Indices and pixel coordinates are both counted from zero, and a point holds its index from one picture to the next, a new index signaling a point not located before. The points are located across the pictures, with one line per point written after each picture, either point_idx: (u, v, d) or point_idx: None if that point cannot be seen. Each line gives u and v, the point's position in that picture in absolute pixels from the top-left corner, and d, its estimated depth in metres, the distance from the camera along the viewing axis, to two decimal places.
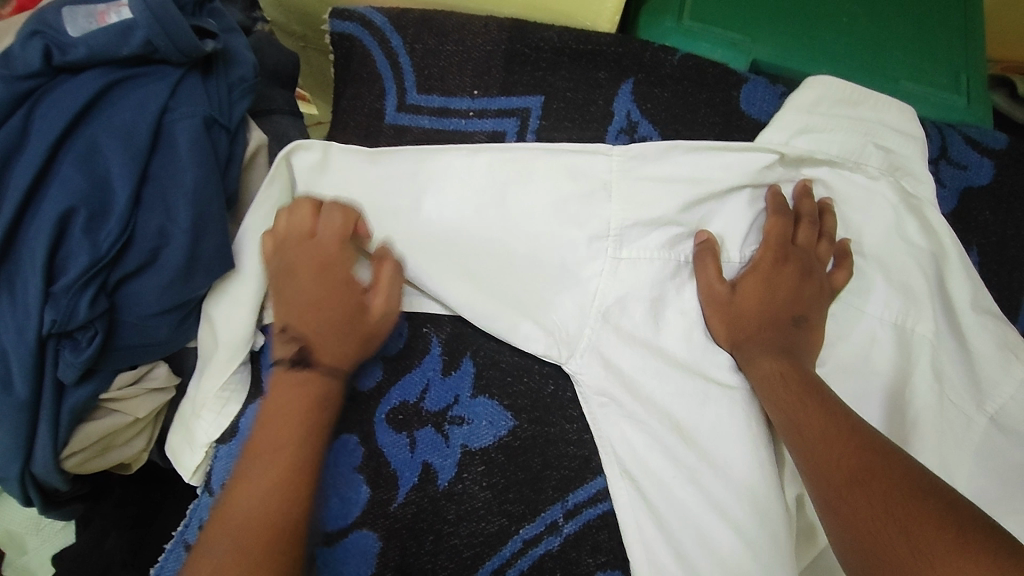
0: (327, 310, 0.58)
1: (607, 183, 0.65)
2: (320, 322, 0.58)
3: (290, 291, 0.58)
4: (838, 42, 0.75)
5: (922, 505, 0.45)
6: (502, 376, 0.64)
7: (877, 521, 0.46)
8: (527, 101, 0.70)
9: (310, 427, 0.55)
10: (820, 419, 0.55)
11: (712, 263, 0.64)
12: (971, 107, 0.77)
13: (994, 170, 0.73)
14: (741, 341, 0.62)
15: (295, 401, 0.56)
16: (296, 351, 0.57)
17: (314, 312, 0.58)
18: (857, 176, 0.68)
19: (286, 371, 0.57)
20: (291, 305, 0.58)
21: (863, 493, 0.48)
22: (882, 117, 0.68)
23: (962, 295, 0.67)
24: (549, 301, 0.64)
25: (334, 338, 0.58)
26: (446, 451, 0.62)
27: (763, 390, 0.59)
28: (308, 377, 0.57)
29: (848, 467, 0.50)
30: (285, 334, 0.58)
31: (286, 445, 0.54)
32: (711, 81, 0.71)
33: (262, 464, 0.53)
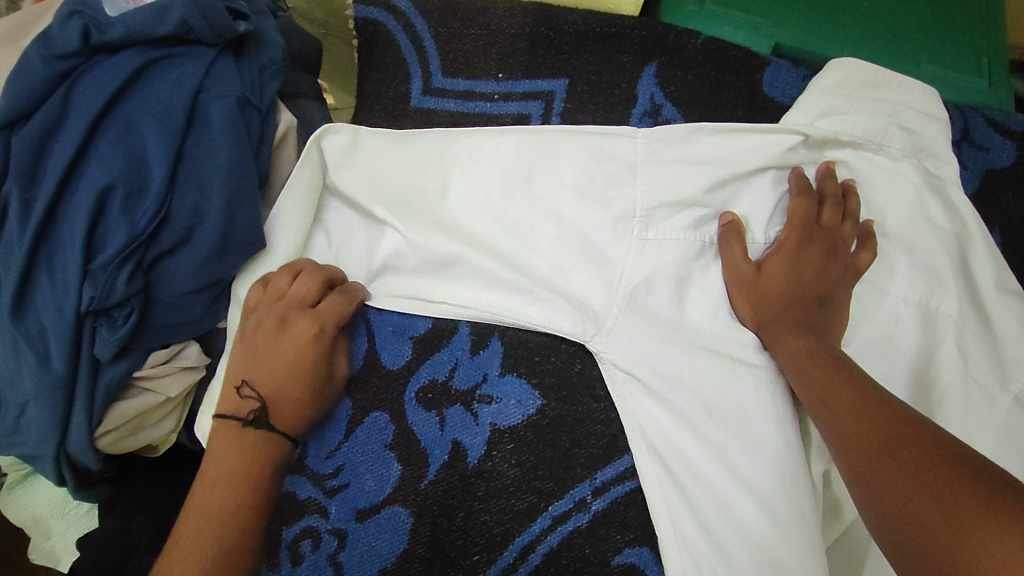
0: (290, 382, 0.58)
1: (633, 165, 0.65)
2: (283, 385, 0.58)
3: (261, 349, 0.59)
4: (861, 25, 0.75)
5: (947, 468, 0.45)
6: (530, 356, 0.64)
7: (905, 489, 0.46)
8: (553, 84, 0.71)
9: (249, 491, 0.55)
10: (846, 393, 0.55)
11: (736, 244, 0.64)
12: (993, 90, 0.77)
13: (1017, 152, 0.73)
14: (766, 320, 0.62)
15: (226, 481, 0.55)
16: (255, 409, 0.57)
17: (278, 376, 0.58)
18: (880, 158, 0.68)
19: (239, 430, 0.57)
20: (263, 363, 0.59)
21: (891, 462, 0.48)
22: (906, 99, 0.68)
23: (985, 274, 0.67)
24: (577, 280, 0.65)
25: (291, 402, 0.59)
26: (476, 429, 0.62)
27: (788, 368, 0.60)
28: (260, 442, 0.57)
29: (877, 439, 0.50)
30: (244, 390, 0.58)
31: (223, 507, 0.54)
32: (734, 64, 0.72)
33: (191, 531, 0.52)
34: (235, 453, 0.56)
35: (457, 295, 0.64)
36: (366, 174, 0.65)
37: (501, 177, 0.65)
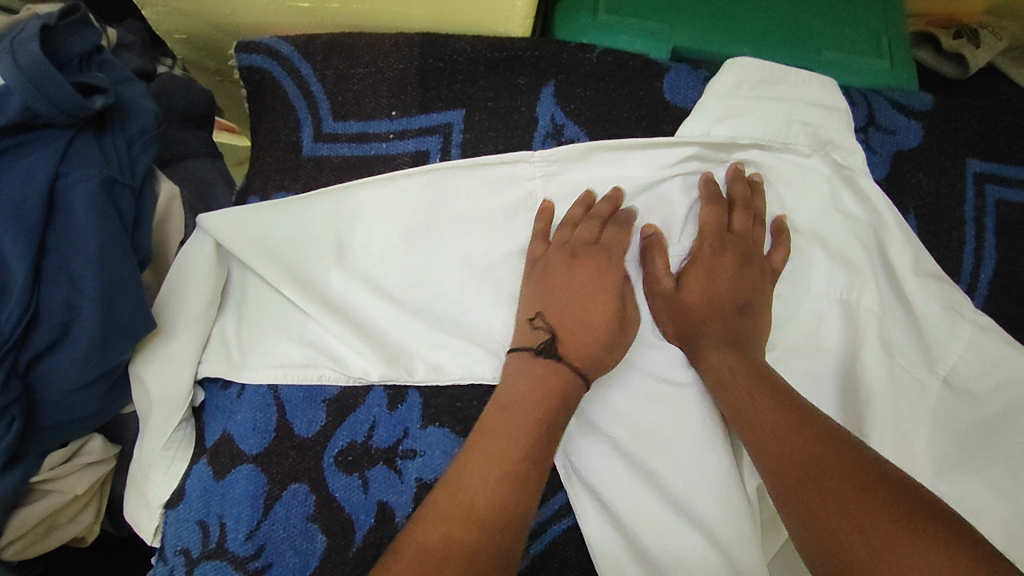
0: (579, 309, 0.60)
1: (534, 191, 0.66)
2: (581, 308, 0.60)
3: (555, 285, 0.61)
4: (754, 22, 0.74)
5: (896, 504, 0.45)
6: (451, 402, 0.62)
7: (841, 514, 0.46)
8: (449, 116, 0.69)
9: (548, 429, 0.55)
10: (774, 407, 0.54)
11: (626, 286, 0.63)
12: (896, 69, 0.75)
13: (923, 132, 0.71)
14: (687, 331, 0.61)
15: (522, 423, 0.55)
16: (544, 340, 0.59)
17: (579, 309, 0.60)
18: (789, 155, 0.67)
19: (530, 358, 0.58)
20: (550, 302, 0.60)
21: (820, 490, 0.48)
22: (804, 91, 0.67)
23: (903, 260, 0.66)
24: (486, 319, 0.64)
25: (598, 313, 0.60)
26: (401, 487, 0.59)
27: (712, 379, 0.59)
28: (551, 370, 0.58)
29: (814, 458, 0.50)
30: (535, 324, 0.60)
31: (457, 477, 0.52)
32: (633, 74, 0.70)
33: (434, 516, 0.49)
34: (532, 392, 0.56)
35: (333, 359, 0.61)
36: (258, 238, 0.63)
37: (403, 223, 0.65)
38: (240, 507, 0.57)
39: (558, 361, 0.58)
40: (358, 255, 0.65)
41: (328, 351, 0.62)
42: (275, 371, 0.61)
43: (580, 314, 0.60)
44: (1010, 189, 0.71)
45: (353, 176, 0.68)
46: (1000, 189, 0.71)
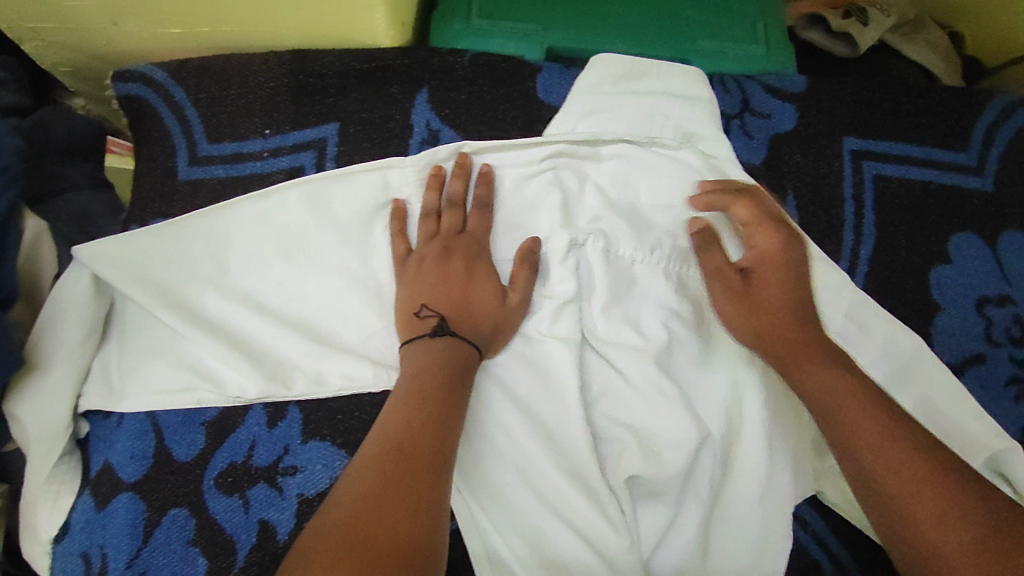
0: (456, 293, 0.62)
1: (409, 197, 0.67)
2: (461, 290, 0.62)
3: (429, 277, 0.62)
4: (628, 16, 0.75)
5: (1001, 513, 0.53)
6: (332, 415, 0.62)
7: (925, 494, 0.53)
8: (323, 131, 0.69)
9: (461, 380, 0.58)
10: (831, 381, 0.58)
11: (527, 269, 0.64)
12: (770, 54, 0.75)
13: (798, 114, 0.72)
14: (758, 327, 0.61)
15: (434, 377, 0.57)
16: (432, 325, 0.60)
17: (456, 293, 0.62)
18: (656, 147, 0.69)
19: (429, 341, 0.59)
20: (434, 291, 0.62)
21: (929, 500, 0.53)
22: (666, 82, 0.70)
23: None
24: (368, 330, 0.64)
25: (478, 296, 0.62)
26: (282, 504, 0.60)
27: (805, 370, 0.60)
28: (450, 346, 0.59)
29: (907, 467, 0.54)
30: (421, 314, 0.61)
31: (359, 472, 0.51)
32: (505, 76, 0.70)
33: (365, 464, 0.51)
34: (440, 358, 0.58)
35: (212, 381, 0.61)
36: (132, 265, 0.63)
37: (279, 237, 0.66)
38: (120, 536, 0.58)
39: (457, 337, 0.59)
40: (236, 273, 0.65)
41: (209, 374, 0.62)
42: (151, 398, 0.61)
43: (461, 296, 0.62)
44: (887, 164, 0.72)
45: (229, 197, 0.68)
46: (877, 165, 0.72)
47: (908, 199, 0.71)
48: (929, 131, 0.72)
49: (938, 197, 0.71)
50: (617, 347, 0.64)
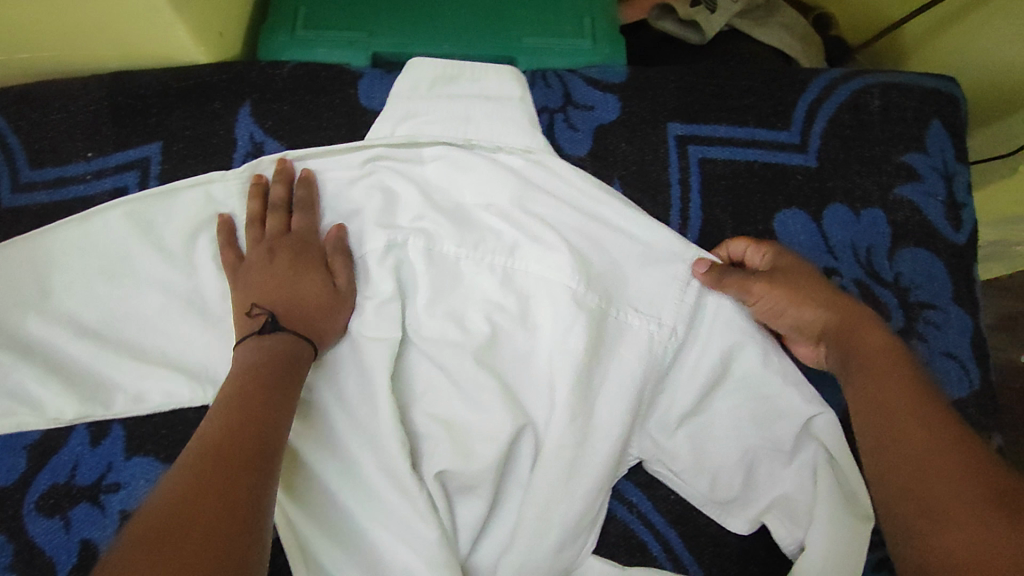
0: (285, 287, 0.62)
1: (233, 210, 0.68)
2: (291, 285, 0.62)
3: (256, 276, 0.63)
4: (453, 19, 0.76)
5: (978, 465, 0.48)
6: (156, 429, 0.65)
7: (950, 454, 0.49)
8: (146, 150, 0.70)
9: (288, 383, 0.56)
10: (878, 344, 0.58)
11: (342, 255, 0.65)
12: (597, 47, 0.75)
13: (621, 104, 0.73)
14: (831, 300, 0.61)
15: (263, 381, 0.55)
16: (263, 319, 0.60)
17: (283, 289, 0.62)
18: (476, 147, 0.70)
19: (258, 338, 0.59)
20: (264, 288, 0.62)
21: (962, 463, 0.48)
22: (482, 85, 0.72)
23: (604, 230, 0.68)
24: (194, 344, 0.65)
25: (307, 290, 0.62)
26: (104, 521, 0.62)
27: (841, 345, 0.59)
28: (285, 342, 0.59)
29: (931, 430, 0.51)
30: (253, 312, 0.61)
31: (170, 484, 0.46)
32: (325, 85, 0.71)
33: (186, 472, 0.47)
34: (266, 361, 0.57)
35: (32, 406, 0.64)
36: None
37: (103, 259, 0.66)
38: None
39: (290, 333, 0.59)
40: (62, 298, 0.66)
41: (32, 398, 0.64)
42: None
43: (290, 291, 0.62)
44: (712, 147, 0.73)
45: (50, 221, 0.68)
46: (702, 149, 0.73)
47: (733, 180, 0.72)
48: (751, 112, 0.73)
49: (763, 176, 0.72)
50: (436, 345, 0.66)
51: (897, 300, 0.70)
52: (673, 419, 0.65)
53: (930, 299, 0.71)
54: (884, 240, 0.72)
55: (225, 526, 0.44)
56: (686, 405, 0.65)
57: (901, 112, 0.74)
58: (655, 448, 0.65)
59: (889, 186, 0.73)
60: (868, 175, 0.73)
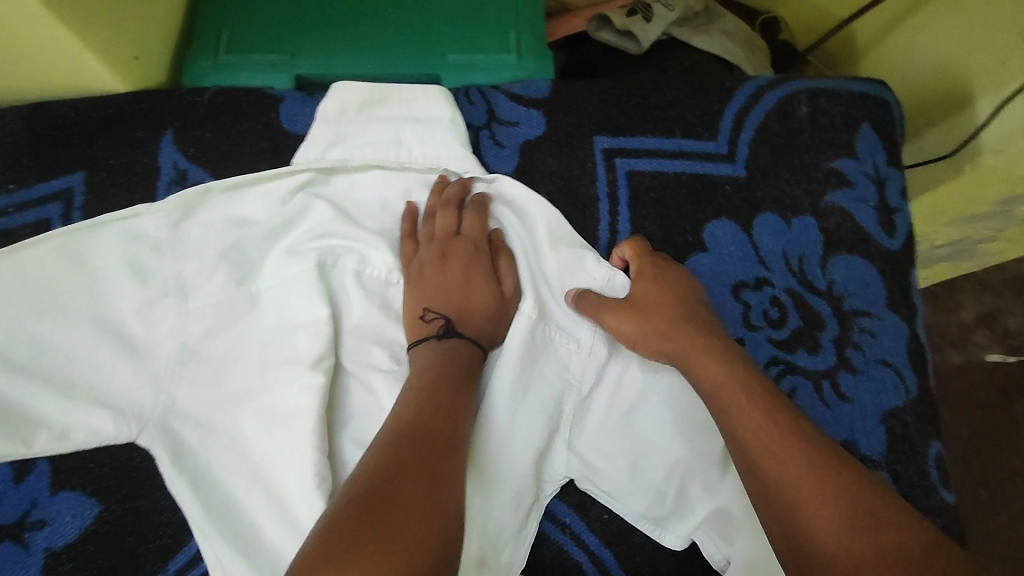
0: (471, 289, 0.64)
1: (160, 241, 0.66)
2: (458, 294, 0.63)
3: (431, 281, 0.64)
4: (377, 38, 0.75)
5: (850, 483, 0.50)
6: (82, 464, 0.63)
7: (815, 481, 0.50)
8: (68, 181, 0.68)
9: (466, 374, 0.60)
10: (728, 374, 0.57)
11: (506, 256, 0.66)
12: (522, 61, 0.75)
13: (545, 119, 0.72)
14: (676, 328, 0.62)
15: (430, 371, 0.59)
16: (439, 326, 0.62)
17: (461, 293, 0.63)
18: (406, 171, 0.68)
19: (449, 342, 0.61)
20: (436, 294, 0.63)
21: (831, 483, 0.50)
22: (410, 104, 0.69)
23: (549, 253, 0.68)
24: (121, 377, 0.63)
25: (477, 298, 0.64)
26: (28, 561, 0.60)
27: (687, 372, 0.60)
28: (458, 351, 0.61)
29: (801, 462, 0.51)
30: (425, 317, 0.63)
31: (366, 464, 0.51)
32: (246, 110, 0.71)
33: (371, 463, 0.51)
34: (442, 358, 0.60)
35: None
36: None
37: (23, 292, 0.63)
38: None
39: (461, 344, 0.61)
40: None
41: None
42: None
43: (468, 292, 0.64)
44: (639, 159, 0.72)
45: None
46: (629, 161, 0.72)
47: (661, 192, 0.72)
48: (677, 123, 0.73)
49: (692, 187, 0.72)
50: (365, 369, 0.65)
51: (831, 309, 0.70)
52: (602, 435, 0.64)
53: (864, 306, 0.70)
54: (815, 249, 0.71)
55: (425, 521, 0.47)
56: (617, 420, 0.64)
57: (829, 118, 0.74)
58: (584, 468, 0.63)
59: (819, 193, 0.72)
60: (798, 182, 0.72)
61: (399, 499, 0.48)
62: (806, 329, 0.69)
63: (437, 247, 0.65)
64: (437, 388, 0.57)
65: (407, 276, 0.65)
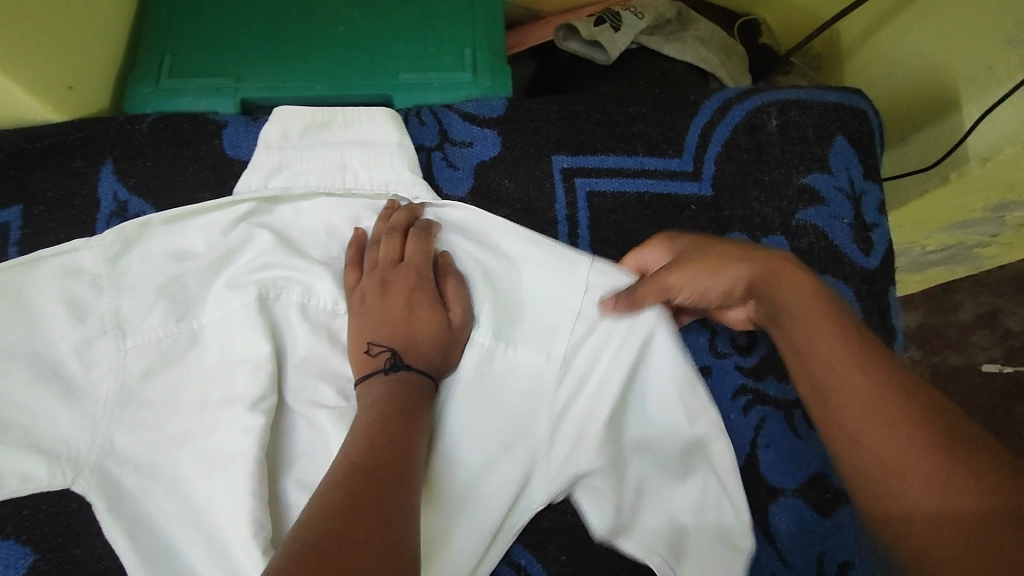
0: (417, 320, 0.60)
1: (97, 277, 0.63)
2: (400, 325, 0.60)
3: (374, 313, 0.60)
4: (325, 58, 0.72)
5: (969, 441, 0.46)
6: (17, 510, 0.61)
7: (942, 439, 0.46)
8: (4, 215, 0.66)
9: (416, 407, 0.57)
10: (813, 336, 0.52)
11: (455, 281, 0.63)
12: (477, 79, 0.72)
13: (501, 138, 0.69)
14: (745, 253, 0.57)
15: (379, 408, 0.55)
16: (386, 360, 0.58)
17: (407, 325, 0.60)
18: (353, 197, 0.65)
19: (392, 379, 0.57)
20: (381, 325, 0.60)
21: (970, 448, 0.46)
22: (357, 127, 0.66)
23: (515, 271, 0.65)
24: (57, 419, 0.59)
25: (423, 328, 0.60)
26: None
27: (766, 298, 0.56)
28: (405, 386, 0.57)
29: (894, 424, 0.48)
30: (371, 352, 0.59)
31: (318, 503, 0.47)
32: (189, 136, 0.68)
33: (321, 500, 0.47)
34: (387, 390, 0.57)
35: None
36: None
37: None
38: None
39: (406, 377, 0.58)
40: None
41: None
42: None
43: (413, 323, 0.60)
44: (599, 179, 0.69)
45: None
46: (589, 181, 0.69)
47: (623, 213, 0.68)
48: (640, 140, 0.69)
49: (655, 207, 0.68)
50: (310, 407, 0.62)
51: None
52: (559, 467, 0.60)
53: None
54: None
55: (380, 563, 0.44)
56: (584, 453, 0.60)
57: (801, 131, 0.70)
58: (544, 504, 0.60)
59: (790, 212, 0.68)
60: (768, 201, 0.68)
61: (353, 536, 0.44)
62: (775, 356, 0.66)
63: (377, 278, 0.62)
64: (389, 422, 0.54)
65: (351, 307, 0.62)
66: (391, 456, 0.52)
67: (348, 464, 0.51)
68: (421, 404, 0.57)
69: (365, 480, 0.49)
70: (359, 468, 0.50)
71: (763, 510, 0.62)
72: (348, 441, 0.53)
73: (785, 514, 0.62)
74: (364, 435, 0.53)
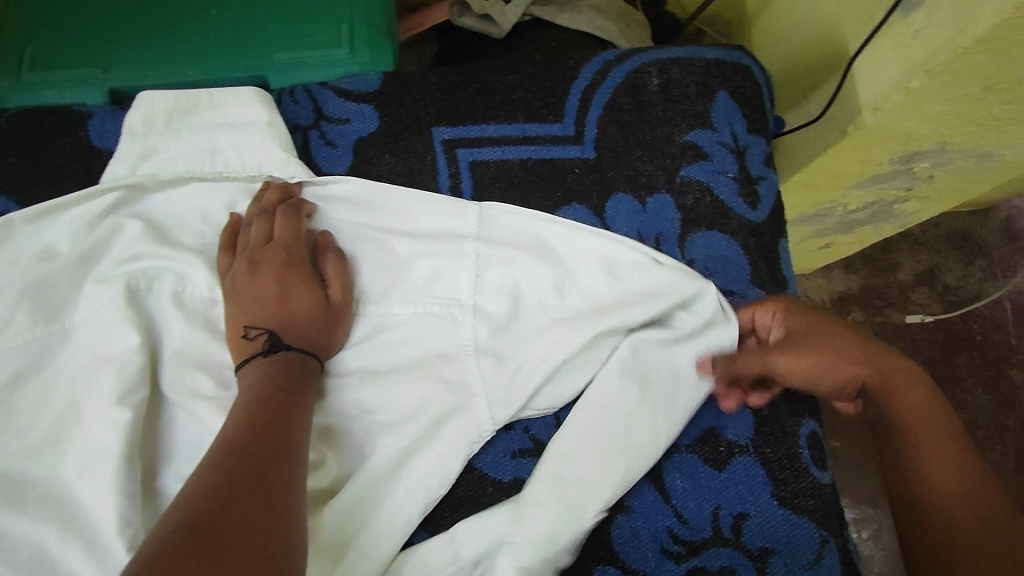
0: (293, 298, 0.59)
1: None
2: (274, 305, 0.58)
3: (247, 294, 0.59)
4: (195, 41, 0.70)
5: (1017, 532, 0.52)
6: None
7: (995, 518, 0.53)
8: None
9: (298, 381, 0.55)
10: (919, 402, 0.59)
11: (333, 256, 0.62)
12: (355, 55, 0.71)
13: (379, 112, 0.68)
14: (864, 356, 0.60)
15: (261, 387, 0.54)
16: (263, 342, 0.57)
17: (282, 305, 0.58)
18: (224, 180, 0.65)
19: (269, 359, 0.56)
20: (255, 307, 0.58)
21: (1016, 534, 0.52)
22: (223, 109, 0.65)
23: (410, 236, 0.66)
24: None
25: (299, 306, 0.59)
26: None
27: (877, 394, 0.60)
28: (284, 363, 0.56)
29: (963, 485, 0.55)
30: (248, 335, 0.58)
31: (195, 483, 0.45)
32: (52, 129, 0.66)
33: (199, 480, 0.46)
34: (265, 369, 0.55)
35: None
36: None
37: None
38: None
39: (284, 355, 0.56)
40: None
41: None
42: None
43: (287, 303, 0.59)
44: (482, 148, 0.68)
45: None
46: (472, 150, 0.68)
47: (508, 181, 0.68)
48: (521, 107, 0.69)
49: (539, 173, 0.68)
50: (187, 397, 0.59)
51: None
52: (456, 424, 0.60)
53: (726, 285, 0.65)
54: (673, 227, 0.66)
55: (264, 540, 0.43)
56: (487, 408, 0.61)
57: (683, 89, 0.69)
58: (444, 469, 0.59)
59: (674, 168, 0.67)
60: (651, 159, 0.67)
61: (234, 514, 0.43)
62: None
63: (247, 260, 0.60)
64: (271, 399, 0.53)
65: (226, 290, 0.60)
66: (277, 434, 0.51)
67: (227, 443, 0.49)
68: (302, 377, 0.56)
69: (244, 457, 0.48)
70: (240, 445, 0.49)
71: (660, 467, 0.62)
72: (231, 420, 0.52)
73: (680, 471, 0.62)
74: (249, 413, 0.51)
